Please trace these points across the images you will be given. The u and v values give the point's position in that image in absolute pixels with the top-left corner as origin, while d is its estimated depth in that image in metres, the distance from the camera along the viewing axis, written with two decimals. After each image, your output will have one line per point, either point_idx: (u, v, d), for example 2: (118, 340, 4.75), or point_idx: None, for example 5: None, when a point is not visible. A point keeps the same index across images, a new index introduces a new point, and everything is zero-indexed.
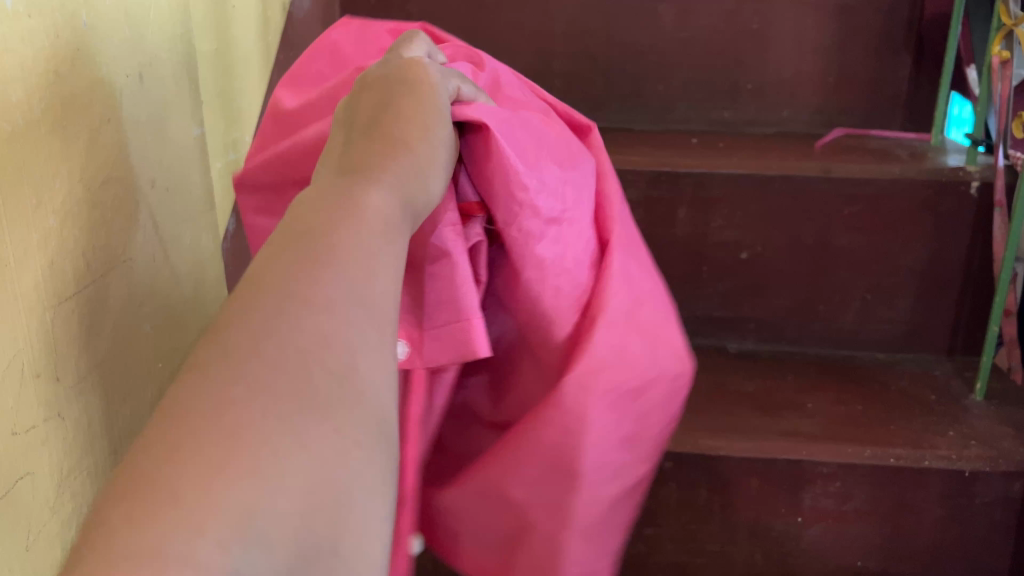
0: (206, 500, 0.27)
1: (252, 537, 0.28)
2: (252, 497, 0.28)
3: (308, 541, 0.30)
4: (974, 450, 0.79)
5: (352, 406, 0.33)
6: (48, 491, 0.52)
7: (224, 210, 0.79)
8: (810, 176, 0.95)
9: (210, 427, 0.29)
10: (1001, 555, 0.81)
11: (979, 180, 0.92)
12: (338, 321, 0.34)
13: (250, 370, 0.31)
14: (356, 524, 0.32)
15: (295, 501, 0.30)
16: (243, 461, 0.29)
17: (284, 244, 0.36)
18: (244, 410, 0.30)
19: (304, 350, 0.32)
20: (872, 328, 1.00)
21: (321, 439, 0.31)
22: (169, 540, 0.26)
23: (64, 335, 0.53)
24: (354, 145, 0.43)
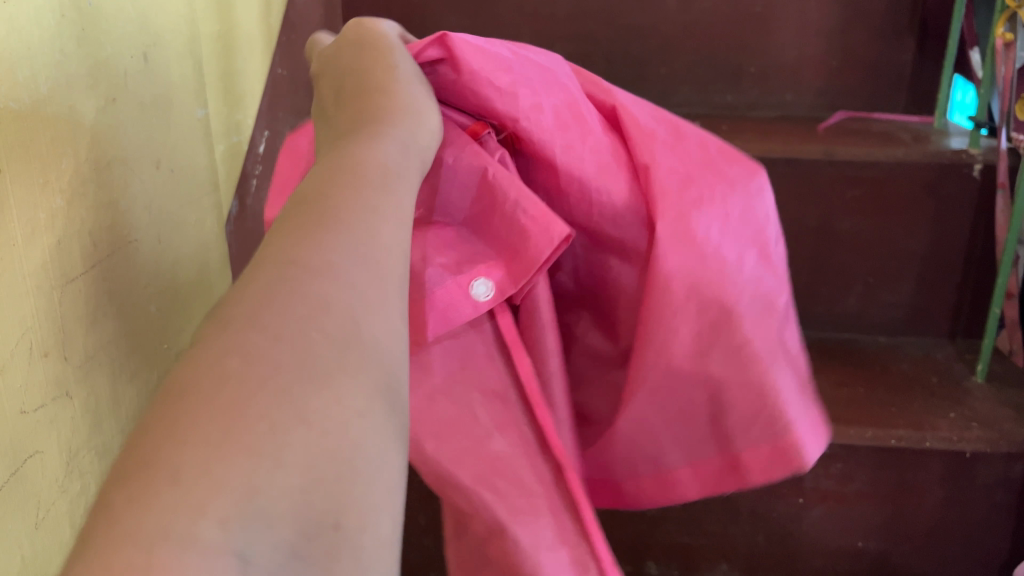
0: (207, 477, 0.24)
1: (251, 514, 0.24)
2: (253, 474, 0.25)
3: (310, 523, 0.26)
4: (975, 432, 0.78)
5: (360, 367, 0.29)
6: (58, 468, 0.52)
7: (227, 192, 0.79)
8: (814, 159, 0.95)
9: (214, 396, 0.25)
10: (1002, 536, 0.82)
11: (982, 163, 0.93)
12: (348, 283, 0.31)
13: (257, 336, 0.28)
14: (366, 502, 0.28)
15: (299, 478, 0.26)
16: (246, 435, 0.25)
17: (294, 214, 0.34)
18: (247, 381, 0.26)
19: (311, 315, 0.29)
20: (874, 312, 1.01)
21: (329, 410, 0.28)
22: (168, 521, 0.22)
23: (71, 315, 0.53)
24: (339, 121, 0.45)
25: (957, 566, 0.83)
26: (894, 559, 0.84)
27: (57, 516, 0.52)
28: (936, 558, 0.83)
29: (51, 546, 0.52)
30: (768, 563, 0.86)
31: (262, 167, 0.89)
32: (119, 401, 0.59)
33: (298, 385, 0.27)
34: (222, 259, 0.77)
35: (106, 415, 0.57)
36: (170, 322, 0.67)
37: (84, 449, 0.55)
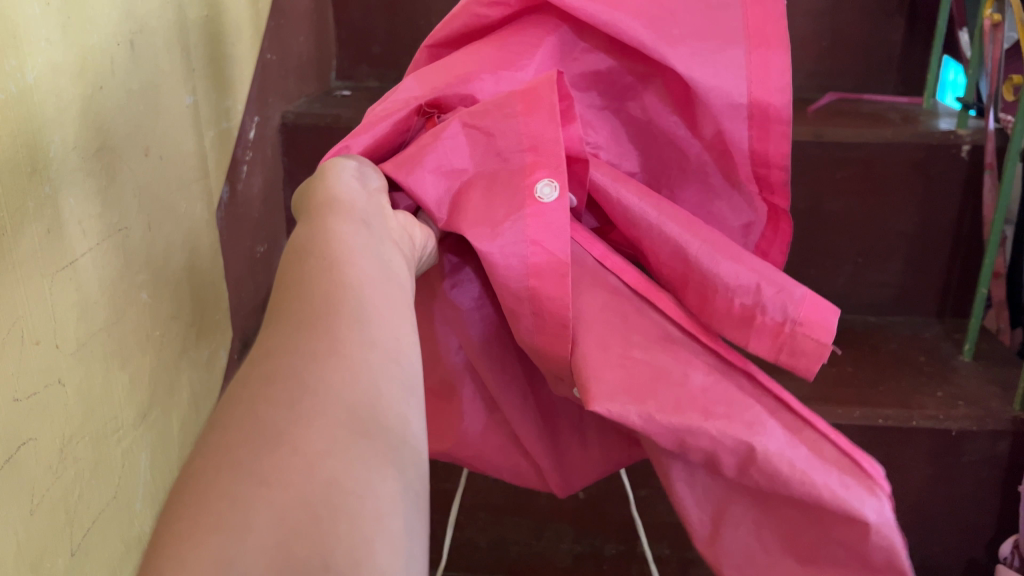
0: (181, 565, 0.26)
1: None
2: (226, 545, 0.27)
3: (300, 560, 0.27)
4: (962, 410, 0.80)
5: (315, 420, 0.32)
6: (51, 456, 0.53)
7: (218, 178, 0.79)
8: (803, 140, 0.95)
9: (174, 499, 0.28)
10: (989, 511, 0.83)
11: (971, 143, 0.93)
12: (284, 358, 0.34)
13: (206, 437, 0.30)
14: (357, 526, 0.29)
15: (273, 531, 0.28)
16: (208, 515, 0.27)
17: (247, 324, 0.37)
18: (201, 473, 0.29)
19: (252, 398, 0.32)
20: (863, 292, 1.02)
21: (284, 464, 0.29)
22: None
23: (62, 304, 0.53)
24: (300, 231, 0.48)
25: (944, 542, 0.84)
26: None
27: (51, 502, 0.53)
28: (924, 534, 0.84)
29: (45, 531, 0.52)
30: None
31: (252, 153, 0.89)
32: (111, 388, 0.60)
33: (253, 454, 0.29)
34: (214, 246, 0.78)
35: (98, 402, 0.58)
36: (162, 307, 0.67)
37: (77, 437, 0.55)
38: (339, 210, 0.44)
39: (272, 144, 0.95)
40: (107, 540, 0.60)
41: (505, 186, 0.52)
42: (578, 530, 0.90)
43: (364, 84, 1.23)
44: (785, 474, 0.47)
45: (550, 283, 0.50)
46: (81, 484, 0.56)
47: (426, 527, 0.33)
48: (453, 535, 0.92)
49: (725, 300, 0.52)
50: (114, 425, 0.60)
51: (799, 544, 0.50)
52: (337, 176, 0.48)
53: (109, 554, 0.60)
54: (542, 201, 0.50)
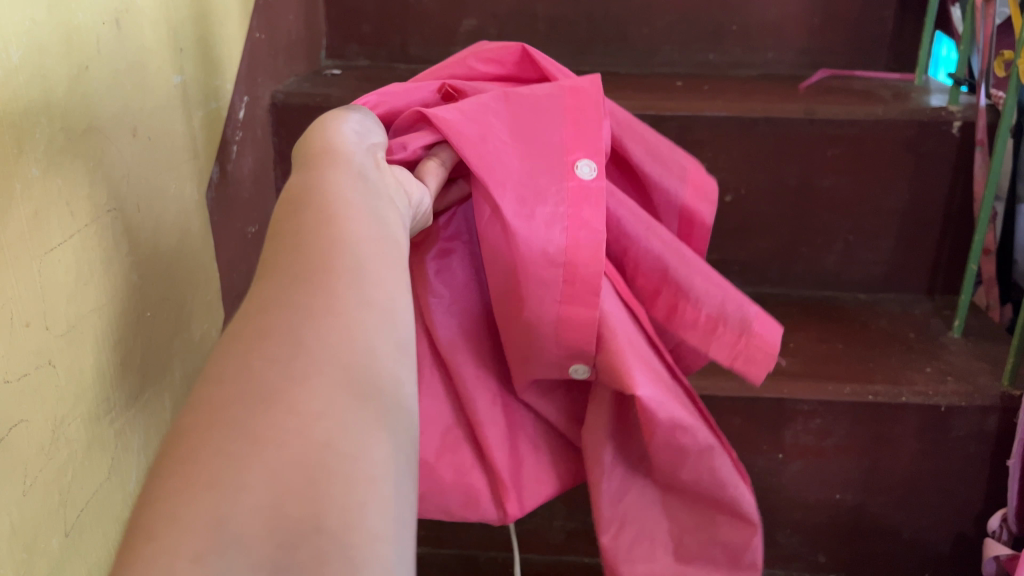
0: (173, 527, 0.26)
1: (224, 541, 0.27)
2: (217, 506, 0.27)
3: (289, 523, 0.28)
4: (950, 387, 0.81)
5: (310, 378, 0.32)
6: (45, 437, 0.53)
7: (208, 159, 0.79)
8: (795, 117, 0.95)
9: (165, 459, 0.28)
10: (977, 485, 0.83)
11: (962, 120, 0.93)
12: (281, 317, 0.34)
13: (203, 393, 0.31)
14: (348, 488, 0.30)
15: (265, 493, 0.28)
16: (201, 476, 0.28)
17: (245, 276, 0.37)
18: (192, 431, 0.29)
19: (248, 354, 0.32)
20: (854, 270, 1.02)
21: (277, 423, 0.30)
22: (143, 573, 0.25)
23: (51, 287, 0.53)
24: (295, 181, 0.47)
25: (933, 516, 0.85)
26: (872, 509, 0.86)
27: (45, 483, 0.53)
28: (914, 508, 0.85)
29: (39, 512, 0.52)
30: None
31: (242, 133, 0.88)
32: (103, 370, 0.60)
33: (245, 414, 0.30)
34: (204, 227, 0.77)
35: (90, 382, 0.58)
36: (152, 288, 0.67)
37: (70, 418, 0.56)
38: (339, 163, 0.44)
39: (262, 125, 0.95)
40: (100, 521, 0.60)
41: (547, 162, 0.56)
42: (570, 507, 0.91)
43: (355, 64, 1.23)
44: (700, 478, 0.62)
45: (586, 251, 0.55)
46: (74, 465, 0.56)
47: (417, 490, 0.33)
48: (447, 514, 0.92)
49: (694, 311, 0.61)
50: (107, 406, 0.60)
51: (681, 540, 0.66)
52: (343, 127, 0.48)
53: (103, 535, 0.61)
54: (584, 177, 0.56)
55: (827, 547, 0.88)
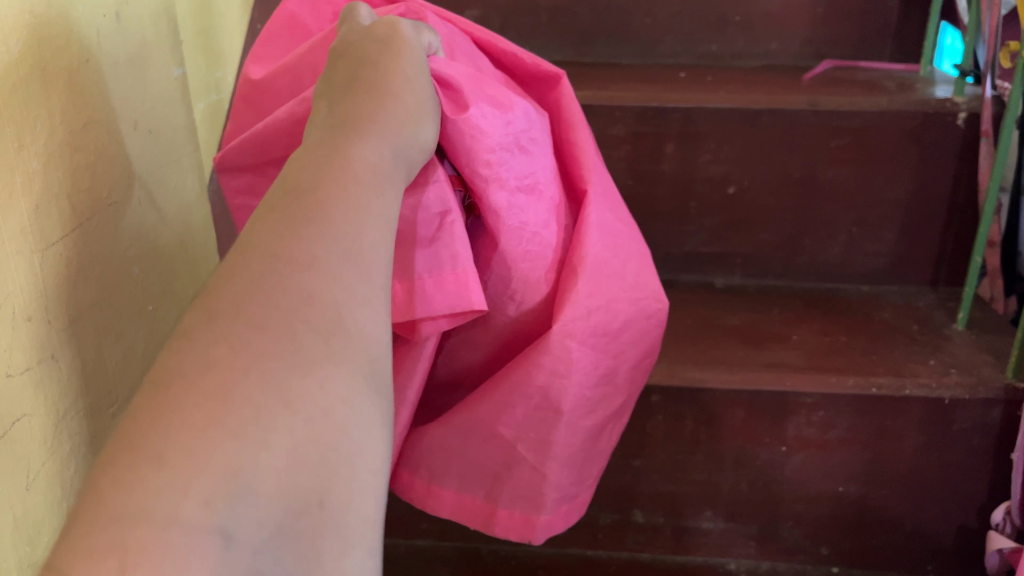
0: (195, 459, 0.30)
1: (238, 493, 0.30)
2: (239, 458, 0.31)
3: (296, 494, 0.32)
4: (954, 378, 0.81)
5: (326, 363, 0.35)
6: (48, 430, 0.53)
7: (208, 151, 0.79)
8: (799, 108, 0.94)
9: (195, 388, 0.31)
10: (979, 478, 0.83)
11: (966, 111, 0.92)
12: (324, 280, 0.37)
13: (241, 332, 0.34)
14: (345, 476, 0.34)
15: (284, 459, 0.32)
16: (231, 421, 0.31)
17: (273, 207, 0.39)
18: (230, 371, 0.32)
19: (290, 313, 0.35)
20: (858, 262, 1.01)
21: (305, 395, 0.34)
22: (159, 499, 0.28)
23: (53, 280, 0.53)
24: (334, 101, 0.47)
25: (935, 508, 0.85)
26: (874, 501, 0.86)
27: (47, 476, 0.53)
28: (917, 500, 0.85)
29: (42, 507, 0.52)
30: (750, 508, 0.88)
31: None
32: (105, 364, 0.59)
33: (282, 375, 0.33)
34: (205, 219, 0.77)
35: (92, 376, 0.58)
36: (153, 282, 0.67)
37: (73, 411, 0.55)
38: (386, 126, 0.45)
39: None
40: None
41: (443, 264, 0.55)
42: None
43: None
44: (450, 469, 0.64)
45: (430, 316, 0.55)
46: (76, 458, 0.56)
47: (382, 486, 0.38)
48: None
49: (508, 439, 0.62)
50: (109, 399, 0.60)
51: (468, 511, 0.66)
52: (412, 91, 0.49)
53: None
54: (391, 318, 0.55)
55: (830, 538, 0.88)
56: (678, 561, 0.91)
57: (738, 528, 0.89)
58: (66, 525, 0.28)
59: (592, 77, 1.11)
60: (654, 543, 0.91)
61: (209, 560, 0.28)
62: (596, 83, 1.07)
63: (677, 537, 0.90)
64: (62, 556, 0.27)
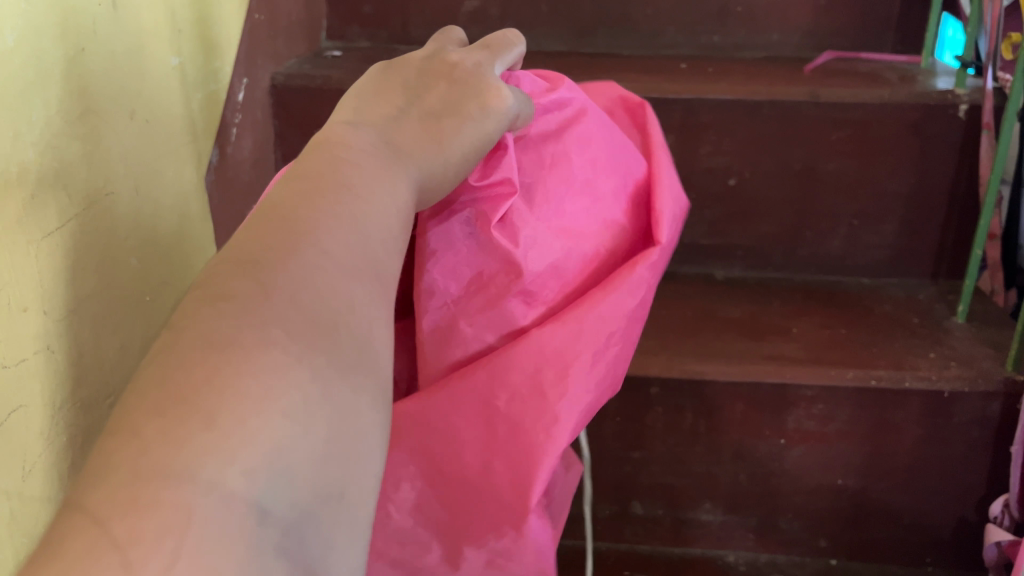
0: (242, 429, 0.31)
1: (275, 470, 0.32)
2: (280, 437, 0.32)
3: (325, 484, 0.34)
4: (953, 372, 0.80)
5: (358, 374, 0.37)
6: (45, 421, 0.53)
7: (206, 142, 0.78)
8: (800, 100, 0.94)
9: (249, 365, 0.33)
10: (978, 471, 0.83)
11: (968, 103, 0.92)
12: (356, 291, 0.39)
13: (292, 321, 0.36)
14: (361, 476, 0.36)
15: (318, 449, 0.33)
16: (278, 404, 0.33)
17: (315, 198, 0.42)
18: (283, 360, 0.34)
19: (331, 314, 0.37)
20: (859, 254, 1.01)
21: (342, 395, 0.36)
22: (203, 465, 0.30)
23: (50, 271, 0.53)
24: (406, 115, 0.50)
25: (934, 501, 0.85)
26: (873, 494, 0.86)
27: (45, 466, 0.53)
28: (916, 493, 0.85)
29: (39, 498, 0.53)
30: (749, 501, 0.88)
31: (242, 115, 0.88)
32: (102, 355, 0.59)
33: (326, 374, 0.35)
34: (203, 209, 0.77)
35: (90, 367, 0.58)
36: (152, 273, 0.66)
37: (70, 401, 0.55)
38: (428, 159, 0.48)
39: (262, 107, 0.94)
40: None
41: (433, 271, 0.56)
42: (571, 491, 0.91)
43: (355, 44, 1.22)
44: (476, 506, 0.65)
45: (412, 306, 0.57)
46: (74, 449, 0.56)
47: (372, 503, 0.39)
48: None
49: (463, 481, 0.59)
50: (107, 390, 0.60)
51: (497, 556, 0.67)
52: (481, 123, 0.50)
53: None
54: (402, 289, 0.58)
55: (828, 531, 0.88)
56: (676, 553, 0.91)
57: (737, 521, 0.89)
58: (109, 470, 0.29)
59: (592, 67, 1.11)
60: (653, 536, 0.91)
61: (244, 529, 0.29)
62: (596, 73, 1.06)
63: (676, 529, 0.90)
64: (106, 499, 0.28)
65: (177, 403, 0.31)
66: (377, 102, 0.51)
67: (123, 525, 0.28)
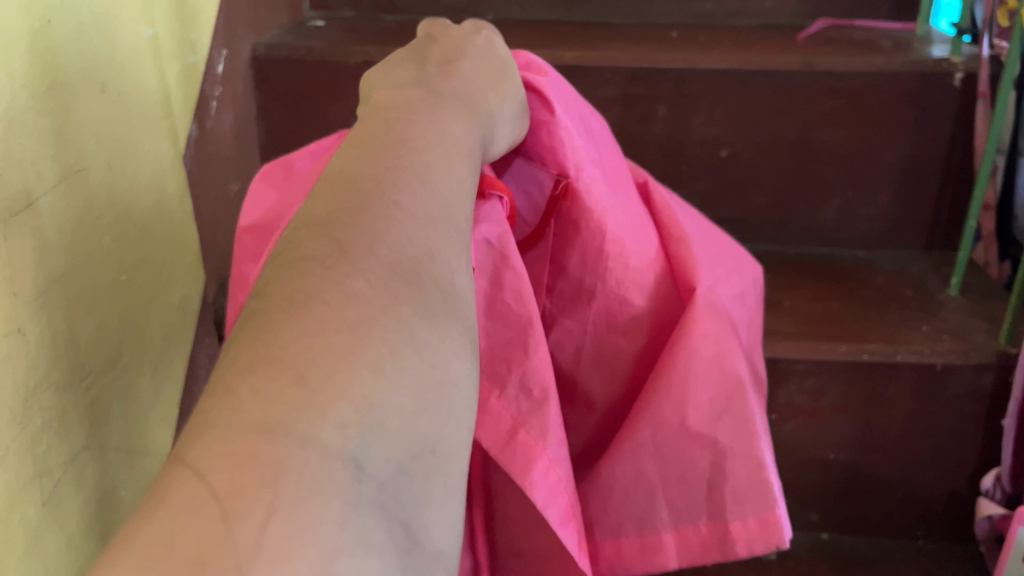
0: (330, 383, 0.28)
1: (367, 424, 0.28)
2: (369, 388, 0.29)
3: (416, 435, 0.30)
4: (947, 345, 0.80)
5: (443, 319, 0.34)
6: (17, 405, 0.51)
7: (184, 117, 0.76)
8: (793, 69, 0.92)
9: (331, 317, 0.30)
10: (971, 445, 0.82)
11: (964, 71, 0.90)
12: (433, 234, 0.36)
13: (365, 262, 0.32)
14: (451, 423, 0.33)
15: (409, 400, 0.30)
16: (362, 350, 0.29)
17: (371, 150, 0.39)
18: (362, 306, 0.31)
19: (409, 257, 0.34)
20: (853, 226, 1.00)
21: (430, 341, 0.33)
22: (297, 419, 0.26)
23: (18, 252, 0.51)
24: (425, 72, 0.48)
25: (926, 475, 0.85)
26: (864, 468, 0.85)
27: (18, 452, 0.52)
28: (907, 466, 0.84)
29: (14, 485, 0.51)
30: None
31: (221, 89, 0.85)
32: (76, 336, 0.58)
33: (410, 316, 0.32)
34: (181, 186, 0.75)
35: (63, 349, 0.56)
36: (128, 252, 0.65)
37: (43, 385, 0.54)
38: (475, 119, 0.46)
39: (243, 79, 0.92)
40: (80, 488, 0.59)
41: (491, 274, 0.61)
42: None
43: (340, 14, 1.19)
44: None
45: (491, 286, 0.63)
46: (49, 433, 0.55)
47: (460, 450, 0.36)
48: None
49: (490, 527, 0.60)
50: (81, 372, 0.58)
51: None
52: (502, 98, 0.50)
53: (84, 502, 0.59)
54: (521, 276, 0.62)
55: (820, 506, 0.88)
56: None
57: None
58: (197, 427, 0.26)
59: (582, 36, 1.08)
60: None
61: (339, 482, 0.26)
62: (586, 42, 1.04)
63: None
64: (199, 449, 0.25)
65: (264, 354, 0.28)
66: (391, 70, 0.49)
67: (223, 476, 0.24)
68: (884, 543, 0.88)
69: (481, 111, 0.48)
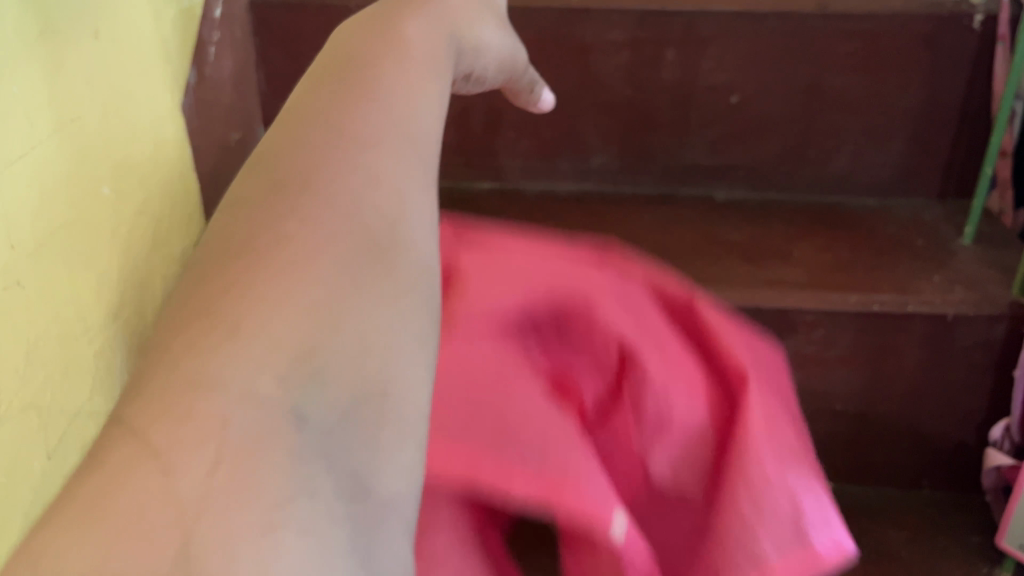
0: (259, 333, 0.29)
1: (309, 371, 0.29)
2: (300, 335, 0.29)
3: (363, 377, 0.30)
4: (957, 295, 0.79)
5: (384, 269, 0.33)
6: (19, 358, 0.51)
7: (182, 63, 0.74)
8: (808, 11, 0.89)
9: (267, 262, 0.31)
10: (980, 395, 0.82)
11: (984, 12, 0.87)
12: (383, 167, 0.37)
13: (311, 211, 0.33)
14: (403, 365, 0.32)
15: (347, 350, 0.30)
16: (287, 301, 0.30)
17: (299, 117, 0.39)
18: (305, 243, 0.32)
19: (351, 203, 0.34)
20: (865, 173, 0.98)
21: (372, 303, 0.32)
22: (220, 367, 0.27)
23: (15, 203, 0.50)
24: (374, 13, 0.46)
25: (934, 427, 0.84)
26: (871, 418, 0.85)
27: (21, 405, 0.51)
28: (915, 416, 0.84)
29: (15, 437, 0.51)
30: None
31: (220, 34, 0.83)
32: (77, 289, 0.57)
33: (354, 267, 0.32)
34: (178, 134, 0.73)
35: (64, 302, 0.56)
36: (126, 203, 0.64)
37: (44, 338, 0.53)
38: (411, 58, 0.43)
39: (242, 25, 0.89)
40: (83, 440, 0.58)
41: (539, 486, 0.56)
42: None
43: None
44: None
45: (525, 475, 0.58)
46: (50, 385, 0.54)
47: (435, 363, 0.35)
48: None
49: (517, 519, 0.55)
50: (82, 324, 0.58)
51: None
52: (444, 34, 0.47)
53: (90, 454, 0.59)
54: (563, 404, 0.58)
55: (826, 456, 0.87)
56: None
57: None
58: (153, 357, 0.28)
59: None
60: None
61: (280, 433, 0.27)
62: None
63: None
64: (139, 412, 0.26)
65: (209, 342, 0.28)
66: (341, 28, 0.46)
67: (162, 436, 0.25)
68: (889, 492, 0.88)
69: (433, 67, 0.44)
